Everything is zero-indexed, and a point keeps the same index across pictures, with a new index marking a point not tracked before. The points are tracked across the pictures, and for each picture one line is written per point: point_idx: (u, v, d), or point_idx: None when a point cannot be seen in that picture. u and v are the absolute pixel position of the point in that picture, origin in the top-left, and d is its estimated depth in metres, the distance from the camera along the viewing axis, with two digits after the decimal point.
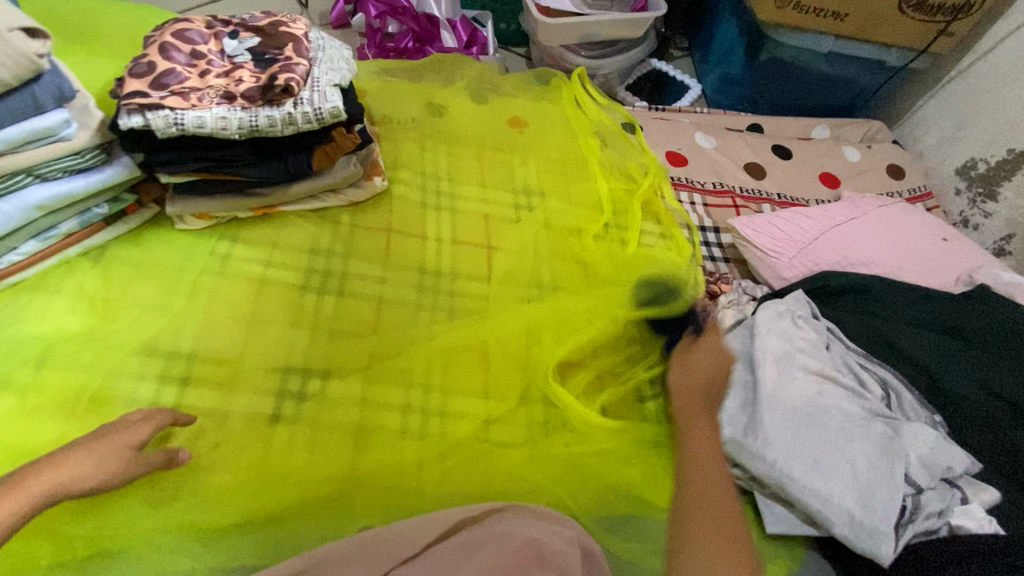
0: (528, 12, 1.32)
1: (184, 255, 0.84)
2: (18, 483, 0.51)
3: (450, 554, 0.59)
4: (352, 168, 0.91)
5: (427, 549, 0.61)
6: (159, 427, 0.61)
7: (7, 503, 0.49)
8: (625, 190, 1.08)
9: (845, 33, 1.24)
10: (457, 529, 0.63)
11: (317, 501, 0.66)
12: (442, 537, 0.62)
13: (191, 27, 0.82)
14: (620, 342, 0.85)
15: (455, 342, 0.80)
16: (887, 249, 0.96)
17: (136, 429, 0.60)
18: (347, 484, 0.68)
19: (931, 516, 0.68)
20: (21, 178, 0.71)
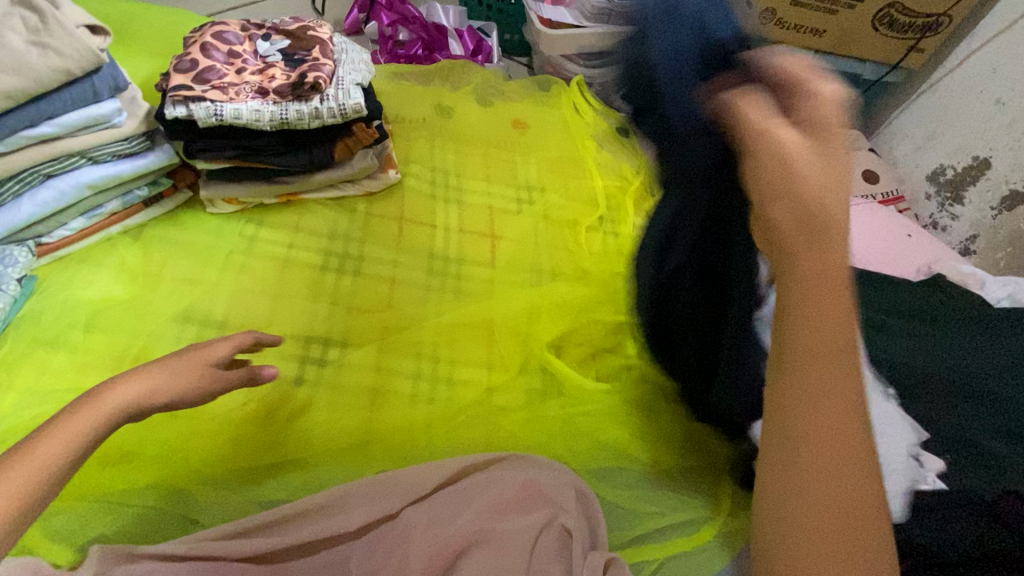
0: (531, 23, 1.42)
1: (214, 236, 0.92)
2: (104, 392, 0.55)
3: (460, 496, 0.68)
4: (369, 161, 1.00)
5: (436, 490, 0.68)
6: (238, 346, 0.67)
7: (94, 411, 0.53)
8: (618, 187, 1.16)
9: (822, 47, 1.36)
10: (462, 476, 0.70)
11: (339, 450, 0.74)
12: (449, 480, 0.69)
13: (228, 30, 0.91)
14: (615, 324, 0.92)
15: (456, 317, 0.88)
16: (856, 244, 1.05)
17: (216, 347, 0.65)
18: (364, 437, 0.76)
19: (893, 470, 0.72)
20: (76, 160, 0.79)
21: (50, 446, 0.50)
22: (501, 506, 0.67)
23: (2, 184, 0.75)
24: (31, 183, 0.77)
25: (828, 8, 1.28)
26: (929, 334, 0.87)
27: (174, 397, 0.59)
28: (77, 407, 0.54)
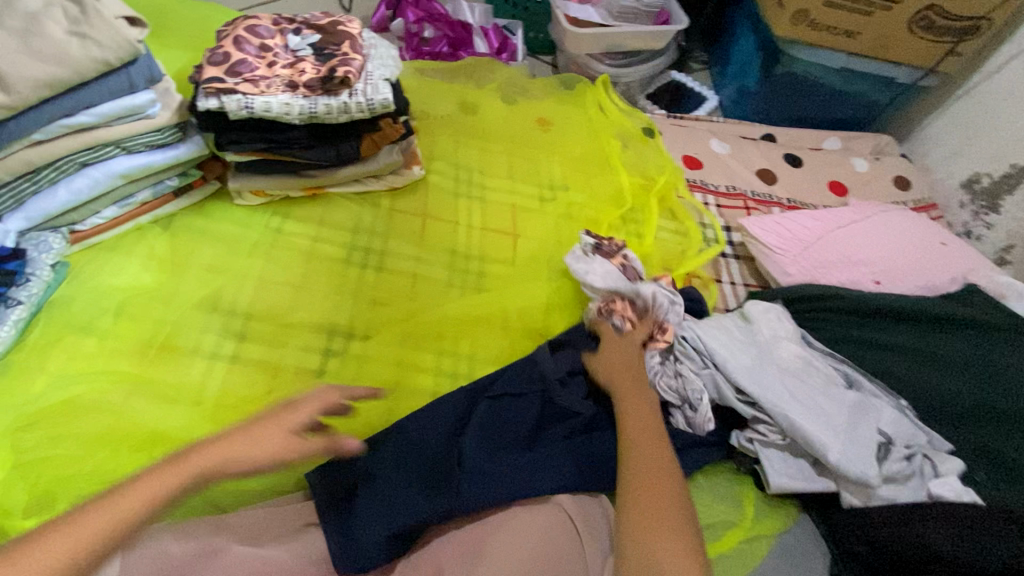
0: (557, 22, 1.41)
1: (240, 227, 0.93)
2: (183, 457, 0.51)
3: None
4: (394, 156, 1.00)
5: None
6: (317, 412, 0.60)
7: (168, 474, 0.50)
8: (643, 187, 1.15)
9: (855, 49, 1.33)
10: None
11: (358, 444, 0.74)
12: None
13: (260, 24, 0.92)
14: None
15: (470, 313, 0.88)
16: (885, 251, 1.03)
17: (299, 413, 0.59)
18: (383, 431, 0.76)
19: (901, 463, 0.75)
20: (110, 150, 0.80)
21: (95, 523, 0.45)
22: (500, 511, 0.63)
23: (39, 171, 0.76)
24: (68, 171, 0.78)
25: (863, 9, 1.25)
26: (952, 351, 0.89)
27: (247, 468, 0.53)
28: (154, 472, 0.50)
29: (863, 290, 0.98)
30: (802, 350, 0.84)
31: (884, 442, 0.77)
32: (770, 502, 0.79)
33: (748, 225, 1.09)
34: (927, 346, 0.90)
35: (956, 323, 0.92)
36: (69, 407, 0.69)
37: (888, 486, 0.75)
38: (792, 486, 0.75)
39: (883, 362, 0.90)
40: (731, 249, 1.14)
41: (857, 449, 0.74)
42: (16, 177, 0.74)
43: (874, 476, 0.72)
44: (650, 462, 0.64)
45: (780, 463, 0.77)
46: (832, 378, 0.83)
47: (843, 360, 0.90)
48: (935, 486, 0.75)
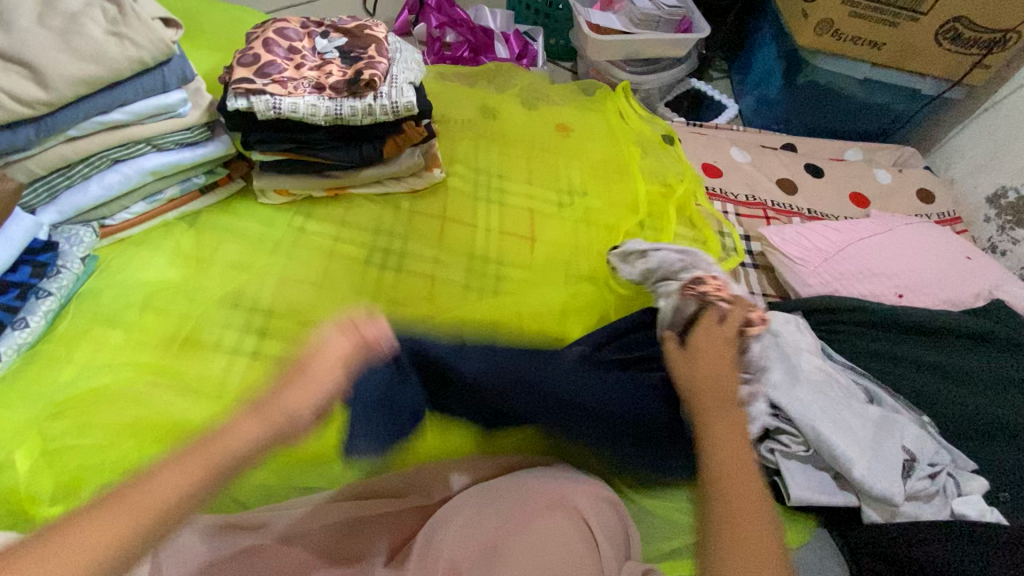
0: (578, 28, 1.42)
1: (264, 225, 0.95)
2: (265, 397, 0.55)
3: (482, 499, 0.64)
4: (415, 159, 1.01)
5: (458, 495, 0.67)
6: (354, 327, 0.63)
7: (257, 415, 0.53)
8: (662, 194, 1.14)
9: (880, 60, 1.32)
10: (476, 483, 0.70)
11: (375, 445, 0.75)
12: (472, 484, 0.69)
13: (288, 27, 0.94)
14: None
15: (483, 315, 0.88)
16: (908, 264, 1.02)
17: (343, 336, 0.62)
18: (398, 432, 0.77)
19: (923, 481, 0.75)
20: (141, 147, 0.82)
21: (200, 458, 0.48)
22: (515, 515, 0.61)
23: (73, 166, 0.78)
24: (100, 167, 0.80)
25: (889, 20, 1.24)
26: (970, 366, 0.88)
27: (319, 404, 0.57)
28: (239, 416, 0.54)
29: (886, 304, 0.97)
30: (825, 363, 0.84)
31: (907, 459, 0.76)
32: (792, 517, 0.78)
33: (768, 235, 1.08)
34: (952, 363, 0.89)
35: (974, 342, 0.91)
36: (94, 398, 0.70)
37: (912, 505, 0.74)
38: (814, 500, 0.74)
39: (902, 375, 0.89)
40: (750, 259, 1.13)
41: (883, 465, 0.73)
42: (51, 172, 0.76)
43: (897, 494, 0.72)
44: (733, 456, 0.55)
45: (802, 476, 0.75)
46: (856, 393, 0.82)
47: (864, 373, 0.88)
48: (958, 504, 0.74)
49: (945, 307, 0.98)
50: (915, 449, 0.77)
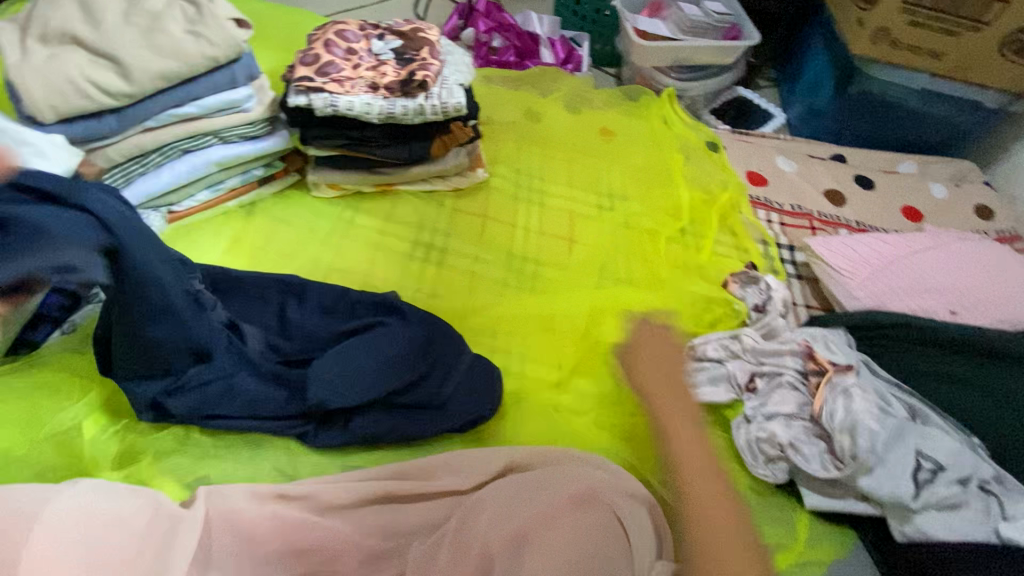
0: (625, 35, 1.42)
1: (316, 217, 0.99)
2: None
3: (511, 491, 0.65)
4: (460, 159, 1.05)
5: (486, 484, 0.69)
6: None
7: None
8: (704, 201, 1.14)
9: (940, 71, 1.28)
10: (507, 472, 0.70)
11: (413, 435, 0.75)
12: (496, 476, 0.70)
13: (347, 29, 0.98)
14: (698, 314, 0.95)
15: (518, 312, 0.90)
16: (962, 281, 0.98)
17: None
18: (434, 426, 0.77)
19: (954, 490, 0.70)
20: (208, 139, 0.87)
21: None
22: (547, 508, 0.62)
23: (147, 155, 0.84)
24: (171, 156, 0.86)
25: (950, 29, 1.21)
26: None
27: None
28: None
29: (936, 320, 0.94)
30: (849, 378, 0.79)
31: (932, 469, 0.72)
32: (825, 533, 0.74)
33: (814, 245, 1.06)
34: (1008, 382, 0.85)
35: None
36: None
37: (939, 514, 0.70)
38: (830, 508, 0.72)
39: (948, 395, 0.86)
40: (793, 269, 1.11)
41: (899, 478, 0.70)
42: (128, 159, 0.82)
43: (908, 495, 0.69)
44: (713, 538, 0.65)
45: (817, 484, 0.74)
46: (890, 404, 0.78)
47: (901, 390, 0.84)
48: (1003, 525, 0.69)
49: (1001, 327, 0.94)
50: (948, 465, 0.72)
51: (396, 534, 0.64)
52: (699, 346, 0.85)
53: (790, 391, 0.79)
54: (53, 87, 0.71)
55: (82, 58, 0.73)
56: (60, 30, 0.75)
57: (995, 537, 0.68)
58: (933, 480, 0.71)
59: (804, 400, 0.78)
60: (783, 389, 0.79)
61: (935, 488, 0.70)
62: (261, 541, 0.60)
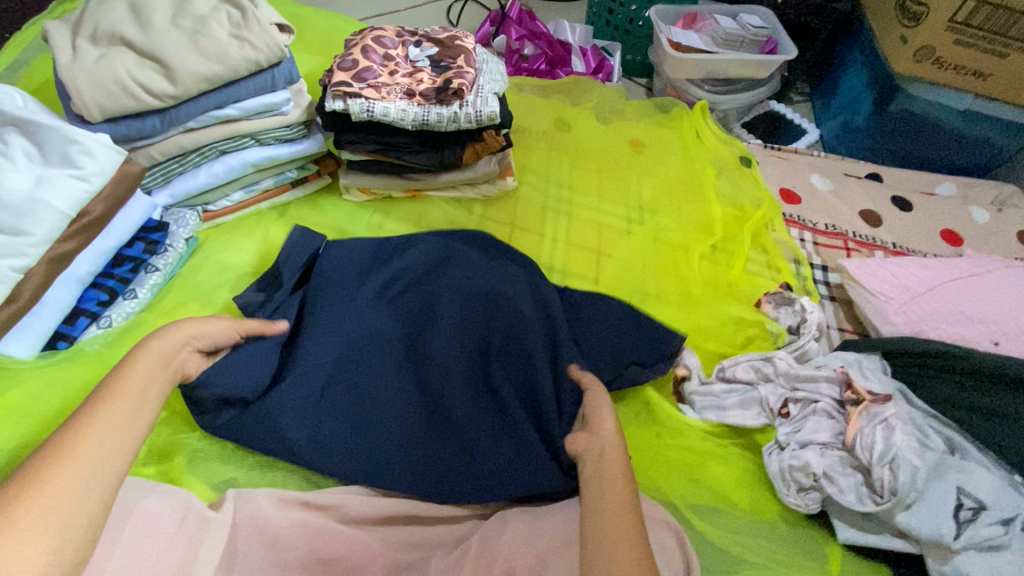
0: (659, 46, 1.41)
1: (347, 220, 1.00)
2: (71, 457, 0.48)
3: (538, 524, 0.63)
4: (491, 166, 1.04)
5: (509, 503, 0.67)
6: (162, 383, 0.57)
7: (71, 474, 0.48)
8: (736, 218, 1.11)
9: (985, 92, 1.24)
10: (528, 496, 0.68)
11: None
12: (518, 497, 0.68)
13: (385, 35, 0.99)
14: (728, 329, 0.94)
15: None
16: (1006, 311, 0.95)
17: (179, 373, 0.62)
18: None
19: (996, 531, 0.67)
20: (246, 141, 0.88)
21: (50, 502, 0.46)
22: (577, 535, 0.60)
23: (187, 155, 0.85)
24: (209, 157, 0.86)
25: (997, 50, 1.17)
26: None
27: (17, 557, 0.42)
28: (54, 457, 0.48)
29: (977, 350, 0.90)
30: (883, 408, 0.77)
31: (972, 506, 0.69)
32: (858, 565, 0.70)
33: (849, 268, 1.05)
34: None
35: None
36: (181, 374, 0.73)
37: (980, 556, 0.66)
38: (862, 540, 0.69)
39: (993, 430, 0.82)
40: (826, 290, 1.09)
41: (937, 511, 0.67)
42: (168, 158, 0.83)
43: (949, 534, 0.66)
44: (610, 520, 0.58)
45: (849, 513, 0.71)
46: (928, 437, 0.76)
47: (944, 423, 0.82)
48: None
49: None
50: (990, 503, 0.69)
51: (421, 546, 0.63)
52: (727, 367, 0.85)
53: (825, 423, 0.75)
54: (101, 86, 0.72)
55: (130, 59, 0.74)
56: (110, 31, 0.76)
57: None
58: (973, 515, 0.68)
59: (840, 429, 0.75)
60: (818, 417, 0.76)
61: (974, 523, 0.67)
62: (286, 547, 0.60)
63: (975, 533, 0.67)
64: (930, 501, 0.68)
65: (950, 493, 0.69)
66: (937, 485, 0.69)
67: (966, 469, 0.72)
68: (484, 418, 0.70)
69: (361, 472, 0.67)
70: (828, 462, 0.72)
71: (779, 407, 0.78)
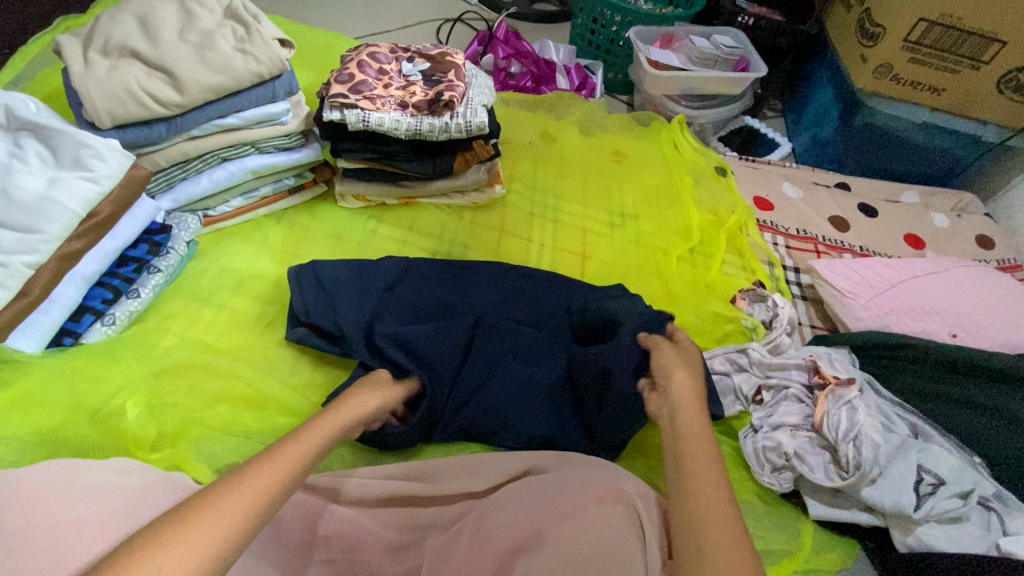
0: (638, 64, 1.48)
1: (342, 226, 1.05)
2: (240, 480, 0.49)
3: (532, 500, 0.66)
4: (481, 175, 1.10)
5: (501, 486, 0.70)
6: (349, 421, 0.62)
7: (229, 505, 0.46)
8: (712, 223, 1.17)
9: (941, 106, 1.33)
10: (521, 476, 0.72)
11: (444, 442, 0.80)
12: (512, 480, 0.71)
13: (379, 51, 1.04)
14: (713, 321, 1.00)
15: None
16: (962, 306, 1.01)
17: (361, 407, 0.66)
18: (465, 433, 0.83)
19: (954, 504, 0.72)
20: (247, 149, 0.92)
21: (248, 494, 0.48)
22: (569, 508, 0.64)
23: (190, 162, 0.89)
24: (211, 164, 0.91)
25: (950, 67, 1.26)
26: None
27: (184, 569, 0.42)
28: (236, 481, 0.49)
29: (939, 342, 0.96)
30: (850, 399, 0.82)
31: (932, 482, 0.73)
32: (829, 541, 0.75)
33: (819, 268, 1.11)
34: (1006, 403, 0.88)
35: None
36: (181, 369, 0.75)
37: (940, 527, 0.71)
38: (831, 515, 0.74)
39: (958, 417, 0.87)
40: (799, 291, 1.15)
41: (899, 486, 0.72)
42: (172, 164, 0.87)
43: (911, 506, 0.71)
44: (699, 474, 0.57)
45: (818, 491, 0.76)
46: (893, 422, 0.81)
47: (910, 409, 0.87)
48: (1006, 542, 0.70)
49: (1004, 350, 0.96)
50: (949, 479, 0.74)
51: (417, 527, 0.67)
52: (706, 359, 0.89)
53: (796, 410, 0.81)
54: (112, 96, 0.77)
55: (140, 70, 0.79)
56: (121, 45, 0.81)
57: (994, 550, 0.70)
58: (931, 490, 0.72)
59: (808, 412, 0.80)
60: (789, 401, 0.82)
61: (933, 497, 0.72)
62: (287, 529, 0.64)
63: (935, 505, 0.71)
64: (893, 478, 0.72)
65: (910, 471, 0.73)
66: (900, 466, 0.73)
67: (926, 449, 0.77)
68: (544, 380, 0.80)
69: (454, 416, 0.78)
70: (797, 446, 0.77)
71: (753, 394, 0.84)
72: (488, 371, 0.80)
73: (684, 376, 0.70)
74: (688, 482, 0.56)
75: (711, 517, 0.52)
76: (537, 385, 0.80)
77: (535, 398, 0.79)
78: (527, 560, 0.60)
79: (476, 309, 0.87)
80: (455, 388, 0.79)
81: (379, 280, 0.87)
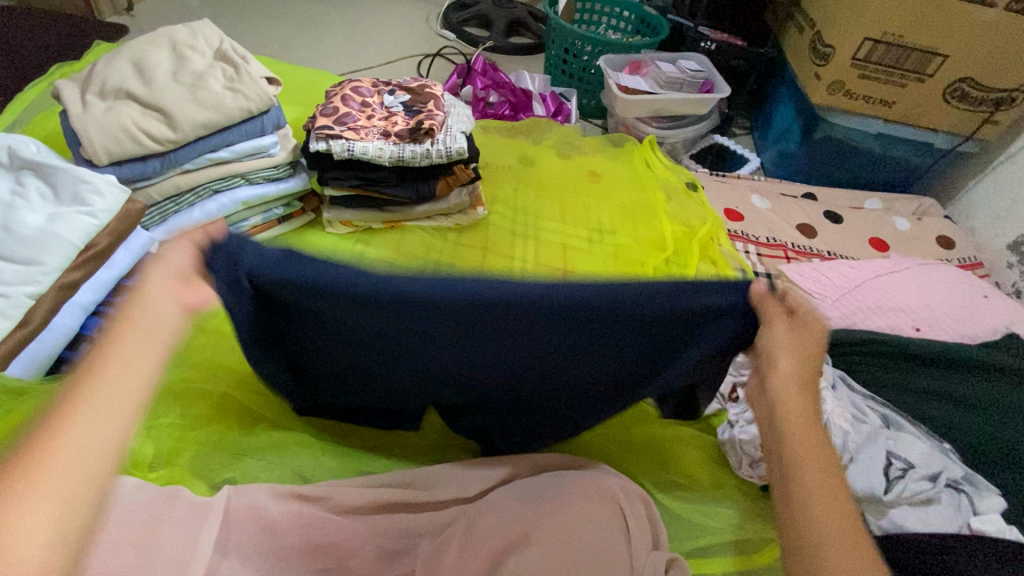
0: (609, 89, 1.56)
1: (331, 251, 1.09)
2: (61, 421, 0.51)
3: (513, 498, 0.68)
4: (463, 198, 1.15)
5: (489, 489, 0.72)
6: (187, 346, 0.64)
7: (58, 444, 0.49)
8: (685, 234, 1.23)
9: (893, 118, 1.42)
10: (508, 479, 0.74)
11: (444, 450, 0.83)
12: (500, 482, 0.73)
13: (362, 86, 1.11)
14: None
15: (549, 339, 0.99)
16: (924, 302, 1.06)
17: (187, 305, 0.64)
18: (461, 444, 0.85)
19: (924, 486, 0.75)
20: (237, 181, 0.96)
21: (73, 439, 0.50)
22: (551, 504, 0.66)
23: (182, 195, 0.93)
24: (202, 196, 0.95)
25: (897, 81, 1.35)
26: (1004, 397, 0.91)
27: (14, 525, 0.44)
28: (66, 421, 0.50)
29: (903, 336, 1.01)
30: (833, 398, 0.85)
31: (902, 466, 0.77)
32: None
33: (789, 272, 1.17)
34: (968, 392, 0.92)
35: (988, 369, 0.94)
36: (173, 392, 0.78)
37: (912, 508, 0.75)
38: None
39: (929, 408, 0.91)
40: None
41: (866, 471, 0.76)
42: (165, 198, 0.91)
43: (879, 489, 0.75)
44: (818, 492, 0.51)
45: None
46: (864, 413, 0.85)
47: (883, 402, 0.91)
48: (976, 520, 0.74)
49: (965, 341, 1.01)
50: (920, 464, 0.77)
51: (409, 534, 0.69)
52: None
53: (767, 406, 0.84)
54: (109, 135, 0.81)
55: (135, 110, 0.84)
56: (116, 88, 0.86)
57: (967, 529, 0.73)
58: (904, 474, 0.76)
59: None
60: None
61: (903, 480, 0.76)
62: (281, 538, 0.65)
63: (904, 486, 0.75)
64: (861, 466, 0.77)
65: (880, 458, 0.77)
66: (886, 461, 0.77)
67: (896, 437, 0.81)
68: (520, 324, 0.61)
69: (397, 371, 0.70)
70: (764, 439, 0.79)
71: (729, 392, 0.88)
72: (380, 314, 0.60)
73: (790, 365, 0.57)
74: (794, 494, 0.52)
75: (839, 547, 0.48)
76: (548, 394, 0.71)
77: (547, 410, 0.74)
78: (517, 557, 0.63)
79: (465, 306, 0.58)
80: (333, 310, 0.60)
81: (330, 270, 0.60)
